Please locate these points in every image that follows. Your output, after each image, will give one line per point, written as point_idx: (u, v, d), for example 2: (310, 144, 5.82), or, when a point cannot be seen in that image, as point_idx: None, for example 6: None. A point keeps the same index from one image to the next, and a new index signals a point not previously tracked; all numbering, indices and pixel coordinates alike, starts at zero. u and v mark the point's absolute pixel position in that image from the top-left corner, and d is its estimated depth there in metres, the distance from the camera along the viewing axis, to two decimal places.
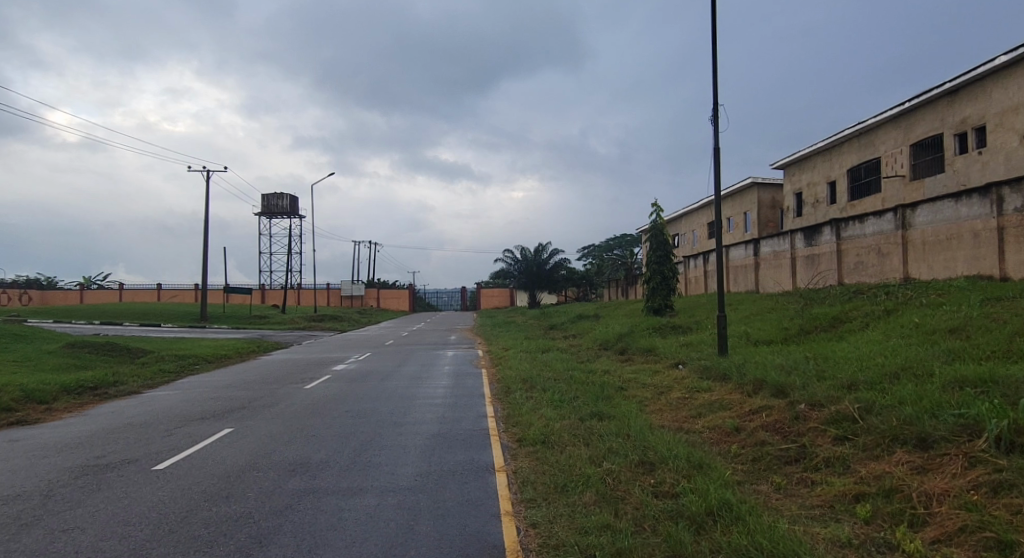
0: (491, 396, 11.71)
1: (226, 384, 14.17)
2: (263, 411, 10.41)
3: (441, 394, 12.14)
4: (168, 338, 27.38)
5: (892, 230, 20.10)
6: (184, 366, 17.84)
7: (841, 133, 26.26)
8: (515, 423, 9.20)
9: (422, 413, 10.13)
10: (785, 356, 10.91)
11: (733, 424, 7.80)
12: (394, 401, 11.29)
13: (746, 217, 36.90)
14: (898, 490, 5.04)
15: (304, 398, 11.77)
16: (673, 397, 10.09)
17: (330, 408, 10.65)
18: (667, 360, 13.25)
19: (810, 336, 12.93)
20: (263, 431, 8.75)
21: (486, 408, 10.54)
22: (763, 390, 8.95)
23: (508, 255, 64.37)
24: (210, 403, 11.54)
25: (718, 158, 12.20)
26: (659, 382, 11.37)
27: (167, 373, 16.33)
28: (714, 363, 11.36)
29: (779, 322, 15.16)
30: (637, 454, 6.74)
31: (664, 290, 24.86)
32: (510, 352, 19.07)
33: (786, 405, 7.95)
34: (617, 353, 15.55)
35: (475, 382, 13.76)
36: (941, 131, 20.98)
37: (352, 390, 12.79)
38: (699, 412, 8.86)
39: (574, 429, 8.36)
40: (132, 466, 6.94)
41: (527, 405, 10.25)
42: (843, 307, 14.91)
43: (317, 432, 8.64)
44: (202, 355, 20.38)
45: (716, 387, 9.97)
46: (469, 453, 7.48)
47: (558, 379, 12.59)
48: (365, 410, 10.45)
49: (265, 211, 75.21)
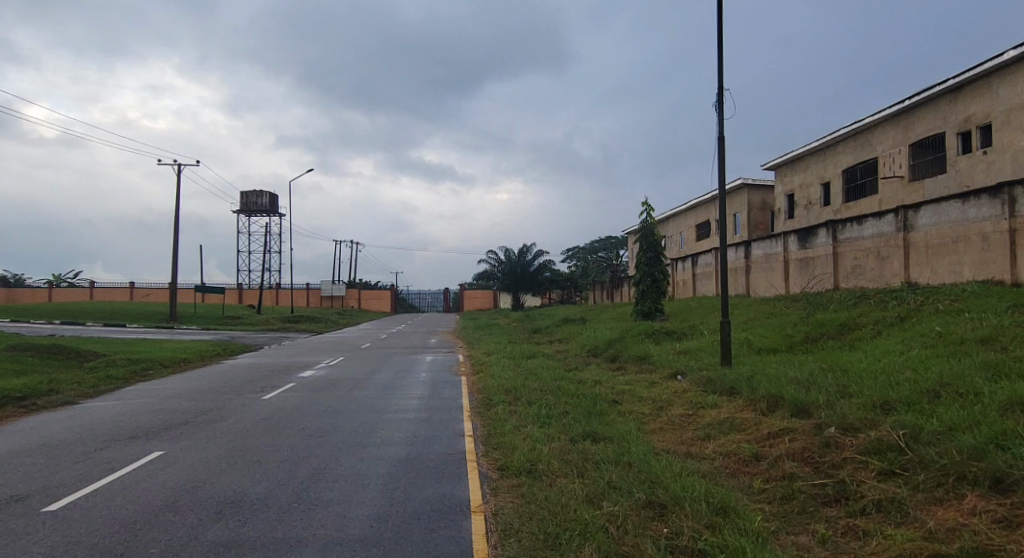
0: (470, 410, 10.41)
1: (177, 393, 12.68)
2: (207, 428, 9.04)
3: (415, 407, 10.84)
4: (128, 340, 25.62)
5: (893, 233, 19.26)
6: (136, 371, 16.26)
7: (837, 133, 25.46)
8: (496, 445, 7.94)
9: (390, 431, 8.84)
10: (798, 368, 9.78)
11: (752, 451, 6.64)
12: (360, 416, 9.94)
13: (735, 218, 36.04)
14: (988, 552, 3.89)
15: (258, 411, 10.36)
16: (675, 414, 8.94)
17: (286, 423, 9.30)
18: (665, 369, 12.08)
19: (819, 345, 11.87)
20: (198, 456, 7.39)
21: (463, 424, 9.27)
22: (780, 408, 7.82)
23: (492, 255, 62.96)
24: (149, 417, 10.07)
25: (723, 147, 11.00)
26: (658, 396, 10.17)
27: (113, 380, 14.75)
28: (718, 375, 10.21)
29: (782, 328, 14.06)
30: (643, 491, 5.54)
31: (655, 293, 23.71)
32: (492, 358, 17.73)
33: (813, 428, 6.81)
34: (607, 361, 14.35)
35: (453, 392, 12.47)
36: (943, 130, 20.22)
37: (315, 401, 11.43)
38: (708, 434, 7.70)
39: (564, 456, 7.13)
40: (20, 507, 5.56)
41: (510, 423, 9.01)
42: (850, 312, 13.88)
43: (262, 457, 7.29)
44: (160, 359, 18.74)
45: (724, 404, 8.83)
46: (440, 487, 6.19)
47: (545, 390, 11.36)
48: (326, 427, 9.12)
49: (244, 209, 73.10)
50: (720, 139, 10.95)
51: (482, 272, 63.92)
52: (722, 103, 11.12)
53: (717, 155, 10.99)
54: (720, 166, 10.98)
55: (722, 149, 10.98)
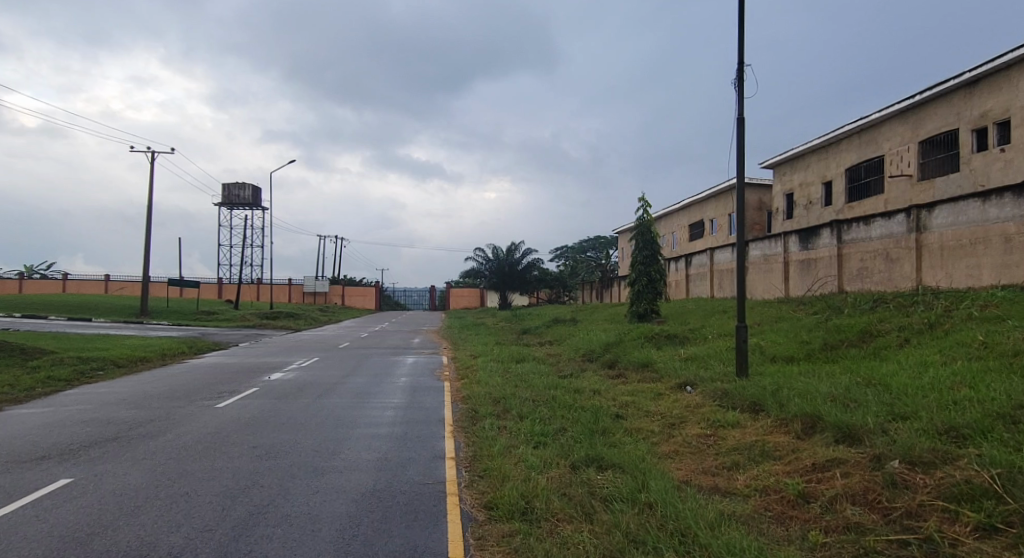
0: (453, 424, 9.08)
1: (120, 398, 11.13)
2: (139, 446, 7.57)
3: (389, 420, 9.47)
4: (87, 336, 23.82)
5: (904, 234, 18.28)
6: (83, 372, 14.63)
7: (841, 130, 24.48)
8: (483, 473, 6.60)
9: (357, 453, 7.44)
10: (829, 380, 8.57)
11: (797, 490, 5.37)
12: (324, 431, 8.54)
13: (730, 218, 35.63)
14: None
15: (206, 425, 8.89)
16: (691, 434, 7.70)
17: (233, 441, 7.85)
18: (671, 378, 10.86)
19: (841, 354, 10.72)
20: (113, 486, 5.93)
21: (444, 443, 7.97)
22: (819, 431, 6.59)
23: (479, 253, 61.65)
24: (73, 429, 8.55)
25: (744, 129, 9.72)
26: (667, 410, 8.94)
27: (54, 381, 13.14)
28: (735, 388, 8.99)
29: (797, 333, 12.90)
30: (673, 550, 4.25)
31: (651, 294, 22.51)
32: (478, 361, 16.40)
33: (869, 460, 5.54)
34: (604, 368, 13.10)
35: (434, 401, 11.14)
36: (955, 127, 19.30)
37: (276, 412, 9.99)
38: (734, 463, 6.43)
39: (566, 490, 5.83)
40: None
41: (499, 443, 7.72)
42: (869, 317, 12.77)
43: (192, 489, 5.85)
44: (113, 358, 17.10)
45: (747, 423, 7.59)
46: (409, 537, 4.82)
47: (538, 402, 10.10)
48: (282, 445, 7.70)
49: (225, 201, 70.81)
50: (740, 120, 9.68)
51: (469, 270, 62.55)
52: (742, 81, 9.83)
53: (736, 138, 9.74)
54: (740, 151, 9.71)
55: (742, 131, 9.70)
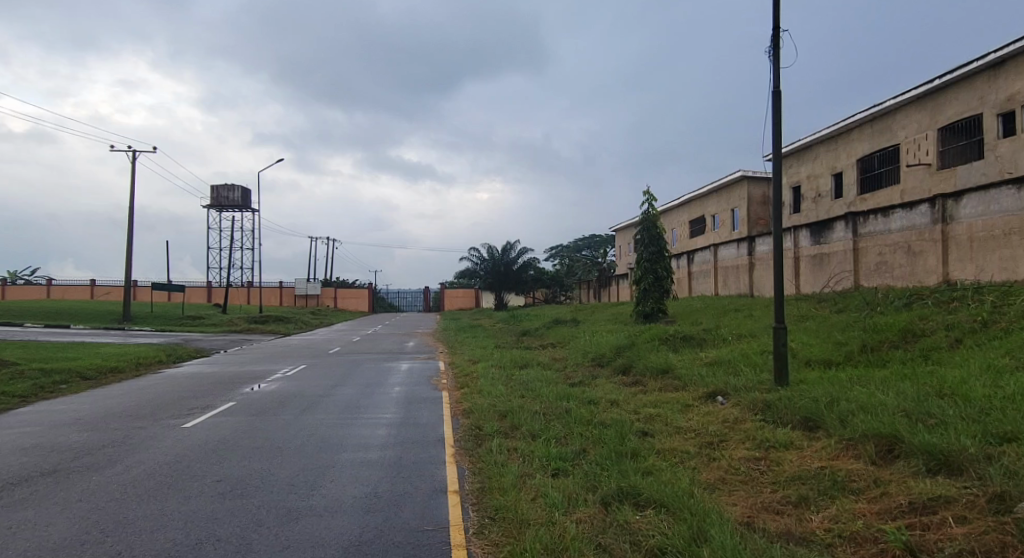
0: (454, 446, 7.88)
1: (76, 418, 9.81)
2: (80, 483, 6.30)
3: (380, 441, 8.22)
4: (60, 344, 22.36)
5: (928, 225, 17.22)
6: (44, 386, 13.27)
7: (851, 119, 23.45)
8: (494, 515, 5.39)
9: (340, 488, 6.19)
10: (887, 389, 7.46)
11: (901, 539, 4.15)
12: (304, 458, 7.30)
13: (733, 214, 34.67)
14: None
15: (165, 451, 7.59)
16: (739, 457, 6.54)
17: (193, 473, 6.58)
18: (699, 386, 9.71)
19: (886, 356, 9.63)
20: (27, 544, 4.65)
21: (446, 471, 6.78)
22: (900, 456, 5.43)
23: (474, 253, 60.40)
24: (6, 459, 7.24)
25: (780, 102, 8.58)
26: (700, 426, 7.76)
27: (6, 398, 11.77)
28: (778, 400, 7.86)
29: (829, 334, 11.80)
30: None
31: (657, 293, 21.37)
32: (478, 367, 15.18)
33: (988, 501, 4.33)
34: (619, 374, 11.93)
35: (432, 415, 9.99)
36: (979, 112, 18.29)
37: (252, 433, 8.71)
38: (802, 497, 5.21)
39: (602, 540, 4.62)
40: None
41: (511, 471, 6.53)
42: (908, 315, 11.64)
43: (126, 547, 4.58)
44: (81, 369, 15.70)
45: (803, 444, 6.43)
46: None
47: (550, 415, 8.97)
48: (251, 479, 6.42)
49: (213, 203, 69.12)
50: (775, 92, 8.52)
51: (463, 270, 61.25)
52: (778, 48, 8.68)
53: (771, 114, 8.57)
54: (777, 129, 8.55)
55: (779, 106, 8.56)
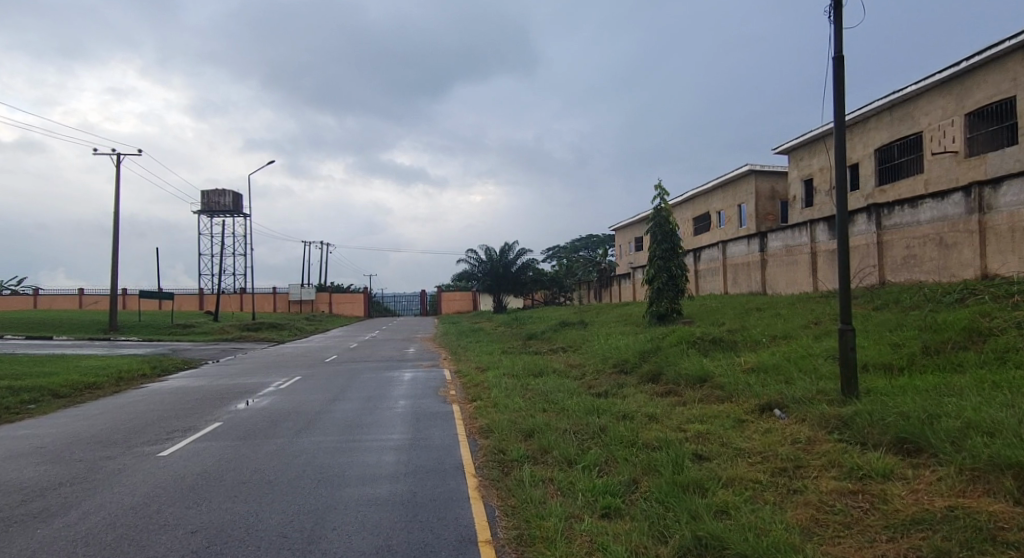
0: (476, 476, 6.71)
1: (35, 447, 8.55)
2: (20, 540, 5.04)
3: (389, 471, 7.01)
4: (40, 357, 21.02)
5: (963, 215, 16.18)
6: (11, 407, 11.98)
7: (869, 107, 22.41)
8: None
9: (344, 540, 4.98)
10: (987, 400, 6.33)
11: None
12: (298, 498, 6.06)
13: (740, 210, 33.68)
14: None
15: (131, 492, 6.33)
16: (831, 488, 5.37)
17: (163, 524, 5.34)
18: (748, 396, 8.58)
19: (959, 358, 8.53)
20: None
21: (473, 512, 5.60)
22: None
23: (471, 254, 59.30)
24: None
25: (841, 70, 7.53)
26: (766, 447, 6.62)
27: None
28: (856, 414, 6.73)
29: (881, 333, 10.71)
30: None
31: (672, 291, 20.25)
32: (489, 376, 14.05)
33: None
34: (648, 382, 10.82)
35: (445, 435, 8.82)
36: (1012, 94, 17.26)
37: (238, 464, 7.46)
38: (939, 551, 4.02)
39: None
40: None
41: (553, 512, 5.32)
42: (967, 311, 10.53)
43: None
44: (56, 386, 14.41)
45: (908, 474, 5.27)
46: None
47: (583, 434, 7.81)
48: (234, 530, 5.17)
49: (205, 208, 67.61)
50: (838, 59, 7.46)
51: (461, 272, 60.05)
52: (838, 8, 7.63)
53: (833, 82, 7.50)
54: (840, 101, 7.48)
55: (841, 75, 7.49)
